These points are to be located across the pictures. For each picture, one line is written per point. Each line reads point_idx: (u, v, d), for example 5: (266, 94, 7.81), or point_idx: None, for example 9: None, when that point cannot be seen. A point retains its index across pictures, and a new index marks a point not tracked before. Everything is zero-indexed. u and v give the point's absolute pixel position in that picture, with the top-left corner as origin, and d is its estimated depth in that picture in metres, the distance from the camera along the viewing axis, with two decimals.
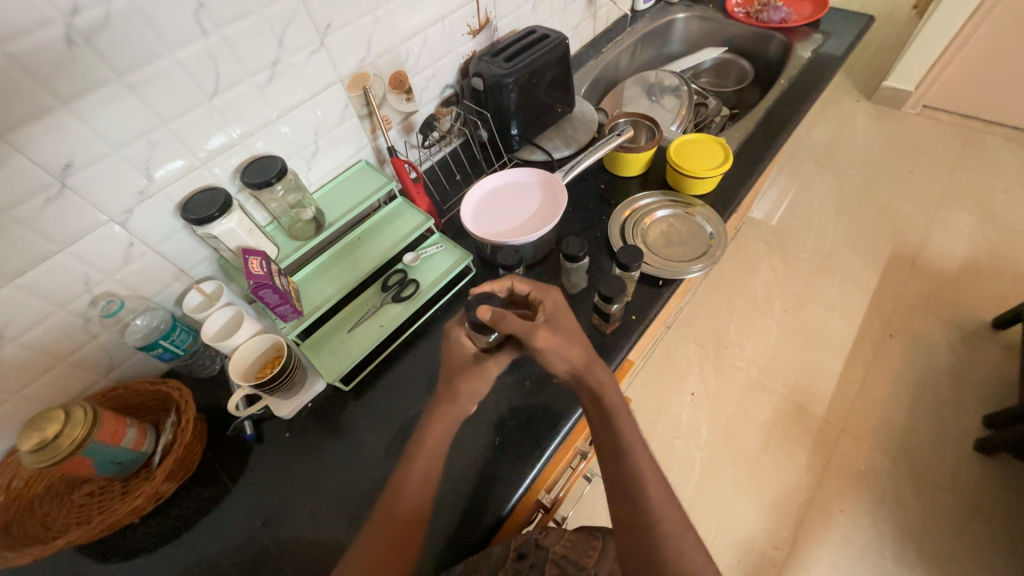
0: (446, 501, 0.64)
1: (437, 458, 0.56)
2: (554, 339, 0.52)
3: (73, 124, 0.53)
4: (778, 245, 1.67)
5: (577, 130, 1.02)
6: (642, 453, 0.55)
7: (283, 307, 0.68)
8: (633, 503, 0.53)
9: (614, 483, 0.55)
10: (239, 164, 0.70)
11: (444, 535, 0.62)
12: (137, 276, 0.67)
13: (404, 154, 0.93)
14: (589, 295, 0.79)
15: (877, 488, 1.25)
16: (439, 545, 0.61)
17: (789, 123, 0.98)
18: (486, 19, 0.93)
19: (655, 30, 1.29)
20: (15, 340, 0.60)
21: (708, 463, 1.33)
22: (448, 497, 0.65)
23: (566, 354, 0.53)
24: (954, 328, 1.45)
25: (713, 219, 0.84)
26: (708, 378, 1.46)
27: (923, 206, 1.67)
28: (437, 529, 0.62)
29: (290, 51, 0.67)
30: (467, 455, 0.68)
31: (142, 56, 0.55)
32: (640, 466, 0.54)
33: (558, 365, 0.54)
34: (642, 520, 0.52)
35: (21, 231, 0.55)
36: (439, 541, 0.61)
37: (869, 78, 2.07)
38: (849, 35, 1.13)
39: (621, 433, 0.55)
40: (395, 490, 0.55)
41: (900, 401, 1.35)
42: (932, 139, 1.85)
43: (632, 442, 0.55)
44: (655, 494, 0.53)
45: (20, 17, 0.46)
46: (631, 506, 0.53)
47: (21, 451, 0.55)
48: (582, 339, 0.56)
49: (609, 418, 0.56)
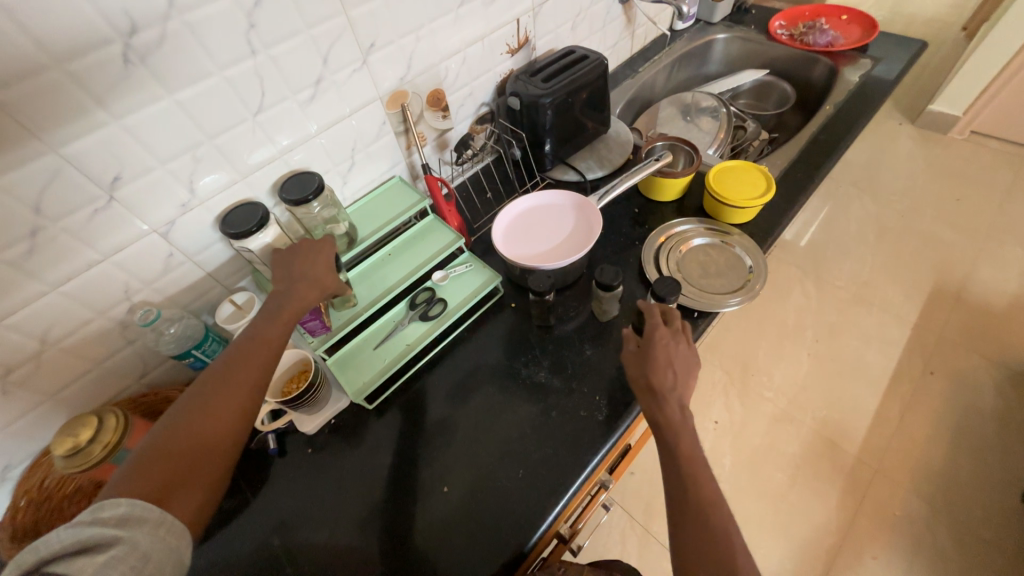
0: (435, 501, 0.65)
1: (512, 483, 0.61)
2: (630, 357, 0.60)
3: (123, 138, 0.54)
4: (811, 271, 1.61)
5: (611, 151, 1.00)
6: (710, 491, 0.50)
7: (312, 322, 0.69)
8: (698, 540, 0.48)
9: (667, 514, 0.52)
10: (277, 179, 0.71)
11: (439, 549, 0.61)
12: (174, 285, 0.68)
13: (437, 170, 0.93)
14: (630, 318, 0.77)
15: (914, 536, 1.18)
16: (423, 550, 0.62)
17: (834, 150, 0.95)
18: (526, 39, 0.93)
19: (694, 50, 1.27)
20: (55, 344, 0.61)
21: (731, 496, 1.28)
22: (441, 501, 0.65)
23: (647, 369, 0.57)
24: (1002, 368, 1.37)
25: (753, 251, 0.81)
26: (732, 406, 1.41)
27: (970, 237, 1.59)
28: (442, 550, 0.61)
29: (334, 69, 0.68)
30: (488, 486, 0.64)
31: (193, 73, 0.56)
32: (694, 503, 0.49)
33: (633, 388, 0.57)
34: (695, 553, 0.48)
35: (67, 240, 0.56)
36: (444, 566, 0.60)
37: (913, 101, 2.00)
38: (900, 60, 1.09)
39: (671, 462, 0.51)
40: (251, 361, 0.52)
41: (941, 444, 1.28)
42: (980, 167, 1.76)
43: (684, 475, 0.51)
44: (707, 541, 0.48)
45: (83, 36, 0.47)
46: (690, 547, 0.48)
47: (55, 455, 0.56)
48: (667, 364, 0.57)
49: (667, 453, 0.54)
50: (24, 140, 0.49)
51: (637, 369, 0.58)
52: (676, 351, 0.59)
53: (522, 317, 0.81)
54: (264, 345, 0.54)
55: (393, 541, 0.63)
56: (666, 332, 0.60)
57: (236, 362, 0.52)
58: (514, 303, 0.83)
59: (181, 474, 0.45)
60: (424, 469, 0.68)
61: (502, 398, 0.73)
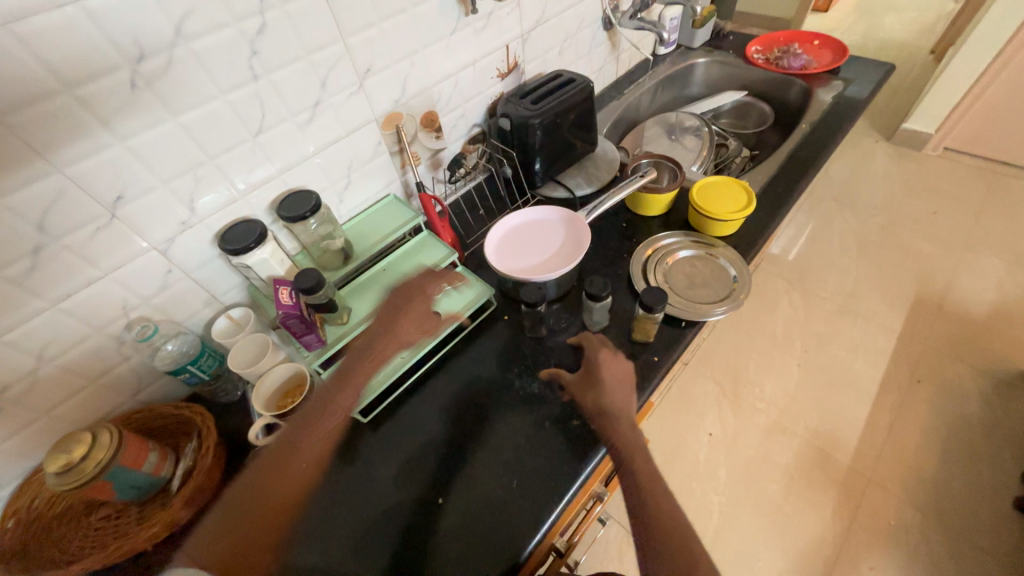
0: (431, 514, 0.65)
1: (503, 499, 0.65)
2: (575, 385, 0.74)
3: (127, 158, 0.56)
4: (797, 283, 1.65)
5: (599, 169, 1.03)
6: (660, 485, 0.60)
7: (307, 336, 0.70)
8: (653, 530, 0.58)
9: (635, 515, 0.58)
10: (275, 197, 0.73)
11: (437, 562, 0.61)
12: (171, 301, 0.69)
13: (430, 188, 0.95)
14: (566, 356, 0.78)
15: (909, 546, 1.18)
16: (419, 564, 0.61)
17: (811, 166, 0.99)
18: (515, 63, 0.97)
19: (676, 73, 1.33)
20: (52, 361, 0.62)
21: (727, 509, 1.28)
22: (437, 514, 0.65)
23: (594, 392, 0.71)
24: (986, 375, 1.39)
25: (736, 262, 0.84)
26: (725, 417, 1.42)
27: (947, 248, 1.64)
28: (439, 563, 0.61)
29: (332, 92, 0.71)
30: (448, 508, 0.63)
31: (195, 97, 0.58)
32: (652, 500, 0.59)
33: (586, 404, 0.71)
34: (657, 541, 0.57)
35: (68, 257, 0.57)
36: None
37: (888, 120, 2.08)
38: (870, 82, 1.15)
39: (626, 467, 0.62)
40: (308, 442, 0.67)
41: (931, 452, 1.29)
42: (954, 181, 1.83)
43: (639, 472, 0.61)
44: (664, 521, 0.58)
45: (92, 63, 0.50)
46: (647, 535, 0.58)
47: (47, 473, 0.56)
48: (608, 383, 0.70)
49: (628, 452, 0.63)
50: (31, 161, 0.51)
51: (585, 391, 0.72)
52: (616, 368, 0.71)
53: (515, 328, 0.83)
54: (313, 428, 0.67)
55: (391, 554, 0.62)
56: (605, 353, 0.73)
57: (286, 449, 0.64)
58: (507, 316, 0.84)
59: (235, 553, 0.57)
60: (417, 486, 0.68)
61: (497, 409, 0.74)
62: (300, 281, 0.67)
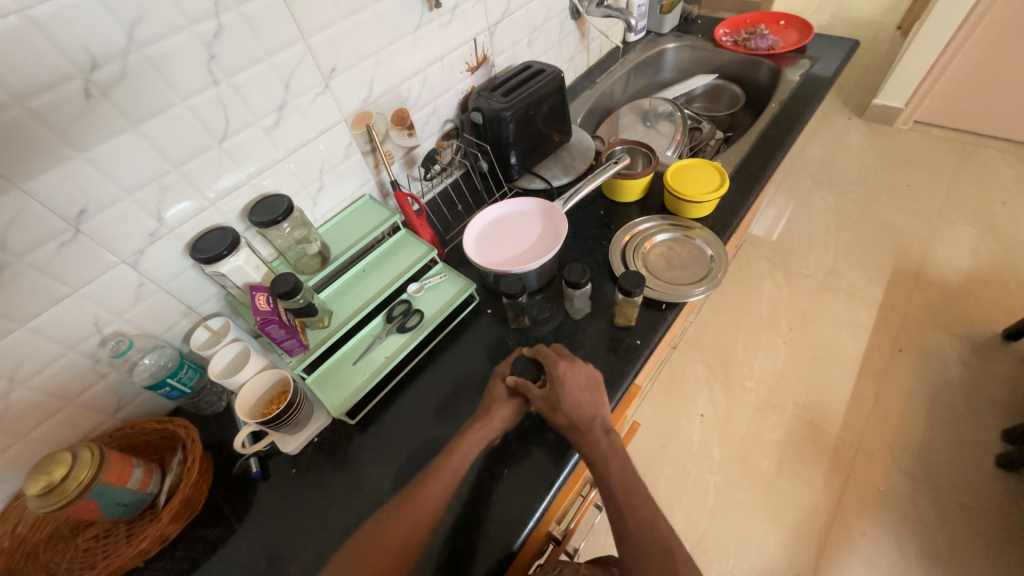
0: None
1: (495, 493, 0.65)
2: (541, 402, 0.64)
3: (87, 170, 0.55)
4: (779, 262, 1.68)
5: (575, 158, 1.04)
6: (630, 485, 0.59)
7: (290, 341, 0.69)
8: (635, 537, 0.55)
9: (623, 498, 0.58)
10: (246, 204, 0.72)
11: (432, 553, 0.61)
12: (146, 315, 0.68)
13: (406, 186, 0.94)
14: (524, 367, 0.67)
15: (899, 510, 1.20)
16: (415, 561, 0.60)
17: (783, 144, 1.00)
18: (484, 56, 0.97)
19: (647, 59, 1.33)
20: (25, 383, 0.60)
21: (722, 487, 1.30)
22: None
23: (567, 409, 0.63)
24: (964, 340, 1.43)
25: (713, 242, 0.85)
26: (716, 398, 1.44)
27: (921, 219, 1.68)
28: (433, 556, 0.61)
29: (297, 94, 0.70)
30: (413, 520, 0.58)
31: (154, 104, 0.57)
32: (628, 508, 0.57)
33: (559, 419, 0.64)
34: (634, 543, 0.55)
35: (34, 275, 0.56)
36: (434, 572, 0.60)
37: (860, 97, 2.12)
38: (836, 59, 1.17)
39: (603, 474, 0.60)
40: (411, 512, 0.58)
41: (916, 418, 1.32)
42: (925, 153, 1.87)
43: (607, 468, 0.60)
44: (642, 524, 0.56)
45: (43, 73, 0.49)
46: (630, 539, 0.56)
47: (27, 496, 0.54)
48: (575, 392, 0.65)
49: (603, 453, 0.61)
50: None
51: (554, 410, 0.64)
52: (579, 376, 0.66)
53: (499, 322, 0.83)
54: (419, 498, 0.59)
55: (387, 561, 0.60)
56: (564, 365, 0.66)
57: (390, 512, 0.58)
58: (490, 309, 0.84)
59: None
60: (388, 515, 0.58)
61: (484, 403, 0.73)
62: (278, 285, 0.66)
